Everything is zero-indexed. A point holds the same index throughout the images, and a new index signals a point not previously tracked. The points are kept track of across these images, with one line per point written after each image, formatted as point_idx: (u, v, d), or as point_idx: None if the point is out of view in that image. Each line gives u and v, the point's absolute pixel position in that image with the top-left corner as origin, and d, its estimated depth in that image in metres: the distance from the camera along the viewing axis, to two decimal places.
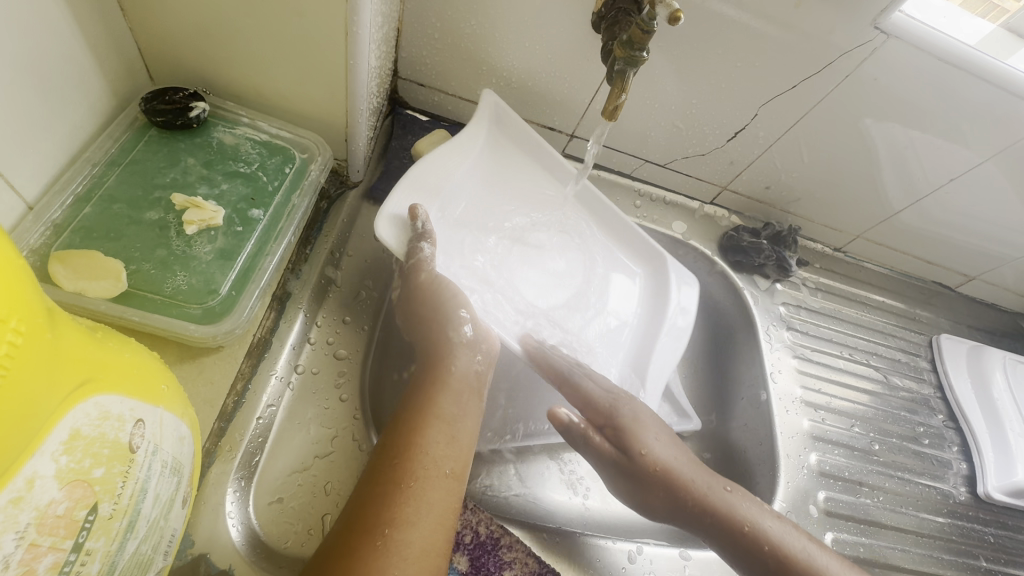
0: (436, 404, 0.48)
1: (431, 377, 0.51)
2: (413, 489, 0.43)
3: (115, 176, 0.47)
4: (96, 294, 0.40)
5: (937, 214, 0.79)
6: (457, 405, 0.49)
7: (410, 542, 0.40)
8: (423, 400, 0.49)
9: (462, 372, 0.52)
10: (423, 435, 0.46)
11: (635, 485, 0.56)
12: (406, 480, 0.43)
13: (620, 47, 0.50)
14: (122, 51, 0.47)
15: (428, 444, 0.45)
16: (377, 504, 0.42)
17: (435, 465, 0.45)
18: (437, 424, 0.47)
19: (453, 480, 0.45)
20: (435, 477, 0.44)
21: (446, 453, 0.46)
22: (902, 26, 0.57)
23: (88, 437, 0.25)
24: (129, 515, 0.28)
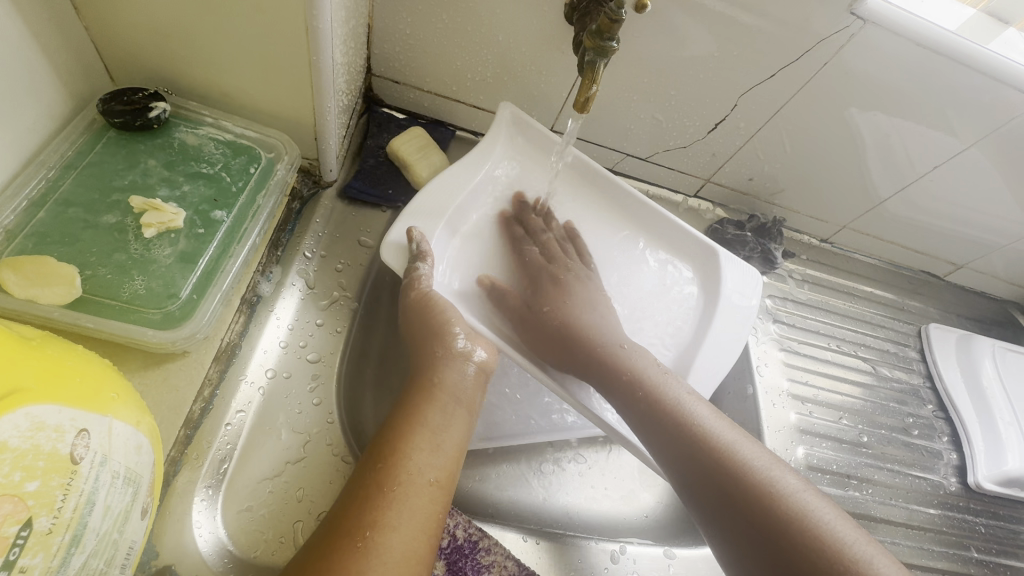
0: (423, 412, 0.48)
1: (422, 385, 0.50)
2: (396, 493, 0.42)
3: (72, 180, 0.46)
4: (49, 301, 0.39)
5: (923, 202, 0.78)
6: (445, 416, 0.48)
7: (390, 547, 0.39)
8: (409, 407, 0.48)
9: (449, 384, 0.51)
10: (408, 442, 0.45)
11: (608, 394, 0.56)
12: (388, 484, 0.42)
13: (590, 36, 0.49)
14: (78, 52, 0.46)
15: (413, 450, 0.44)
16: (357, 509, 0.40)
17: (418, 471, 0.43)
18: (423, 432, 0.46)
19: (436, 488, 0.44)
20: (418, 484, 0.43)
21: (430, 460, 0.45)
22: (878, 12, 0.56)
23: (17, 450, 0.24)
24: (73, 529, 0.27)
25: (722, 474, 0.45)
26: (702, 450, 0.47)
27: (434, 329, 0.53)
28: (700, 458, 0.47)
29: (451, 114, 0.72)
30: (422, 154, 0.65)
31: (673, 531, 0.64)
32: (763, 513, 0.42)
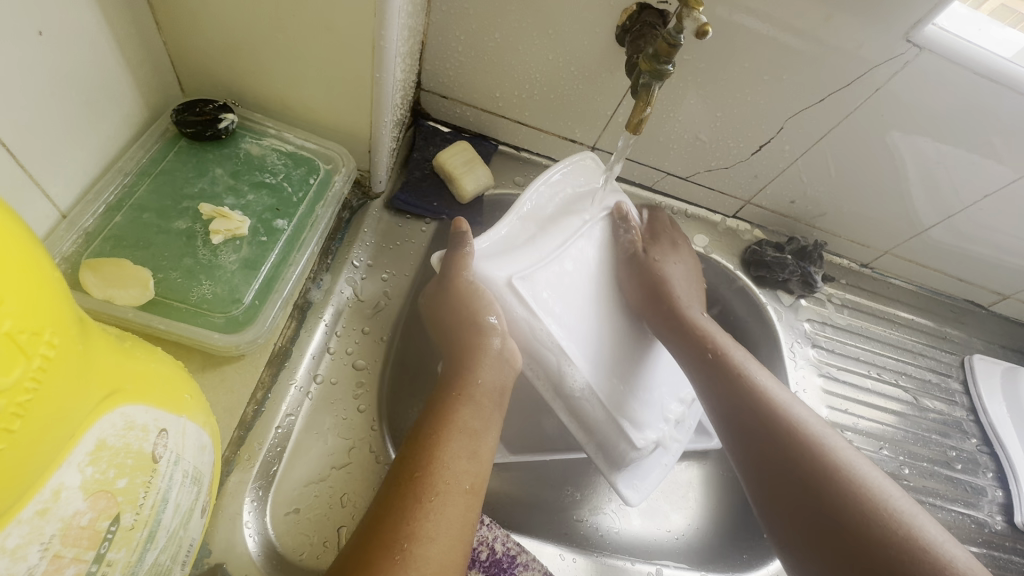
0: (457, 419, 0.48)
1: (443, 395, 0.50)
2: (433, 504, 0.42)
3: (146, 186, 0.48)
4: (124, 302, 0.41)
5: (970, 231, 0.76)
6: (478, 420, 0.49)
7: (427, 558, 0.39)
8: (441, 406, 0.49)
9: (486, 384, 0.51)
10: (444, 450, 0.45)
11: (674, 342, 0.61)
12: (425, 494, 0.42)
13: (647, 60, 0.50)
14: (156, 65, 0.48)
15: (450, 459, 0.45)
16: (396, 519, 0.40)
17: (455, 480, 0.44)
18: (460, 438, 0.47)
19: (471, 496, 0.45)
20: (455, 493, 0.44)
21: (468, 467, 0.46)
22: (935, 40, 0.55)
23: (114, 448, 0.25)
24: (150, 525, 0.28)
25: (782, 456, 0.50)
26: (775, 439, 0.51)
27: (467, 322, 0.54)
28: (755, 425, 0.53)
29: (495, 129, 0.73)
30: (468, 168, 0.67)
31: (707, 556, 0.63)
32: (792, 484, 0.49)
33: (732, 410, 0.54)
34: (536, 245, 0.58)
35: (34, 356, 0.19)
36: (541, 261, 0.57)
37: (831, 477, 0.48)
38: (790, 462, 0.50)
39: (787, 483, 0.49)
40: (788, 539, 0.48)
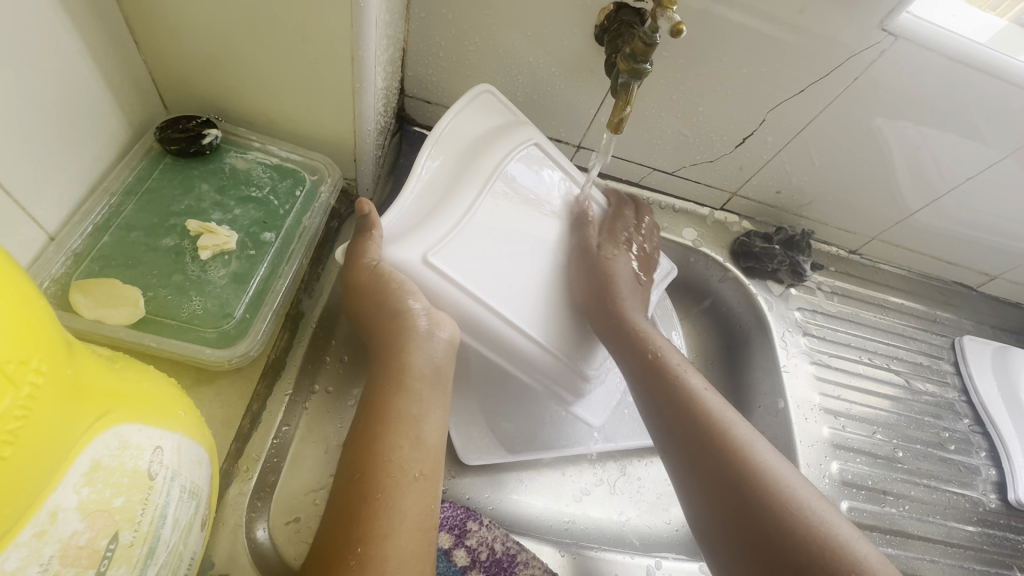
0: (393, 407, 0.44)
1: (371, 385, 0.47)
2: (381, 501, 0.40)
3: (133, 205, 0.48)
4: (116, 321, 0.42)
5: (955, 214, 0.77)
6: (417, 405, 0.45)
7: (386, 557, 0.38)
8: (376, 400, 0.45)
9: (420, 370, 0.46)
10: (384, 442, 0.43)
11: (619, 350, 0.56)
12: (371, 494, 0.40)
13: (624, 59, 0.50)
14: (138, 84, 0.49)
15: (391, 450, 0.42)
16: (346, 525, 0.39)
17: (402, 470, 0.42)
18: (399, 426, 0.44)
19: (424, 482, 0.42)
20: (403, 483, 0.41)
21: (416, 455, 0.43)
22: (910, 27, 0.56)
23: (108, 468, 0.25)
24: (150, 542, 0.29)
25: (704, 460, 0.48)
26: (700, 434, 0.49)
27: (391, 307, 0.48)
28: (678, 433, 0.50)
29: None
30: None
31: None
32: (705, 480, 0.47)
33: (662, 409, 0.52)
34: (449, 206, 0.50)
35: (23, 384, 0.20)
36: (457, 229, 0.49)
37: (761, 500, 0.44)
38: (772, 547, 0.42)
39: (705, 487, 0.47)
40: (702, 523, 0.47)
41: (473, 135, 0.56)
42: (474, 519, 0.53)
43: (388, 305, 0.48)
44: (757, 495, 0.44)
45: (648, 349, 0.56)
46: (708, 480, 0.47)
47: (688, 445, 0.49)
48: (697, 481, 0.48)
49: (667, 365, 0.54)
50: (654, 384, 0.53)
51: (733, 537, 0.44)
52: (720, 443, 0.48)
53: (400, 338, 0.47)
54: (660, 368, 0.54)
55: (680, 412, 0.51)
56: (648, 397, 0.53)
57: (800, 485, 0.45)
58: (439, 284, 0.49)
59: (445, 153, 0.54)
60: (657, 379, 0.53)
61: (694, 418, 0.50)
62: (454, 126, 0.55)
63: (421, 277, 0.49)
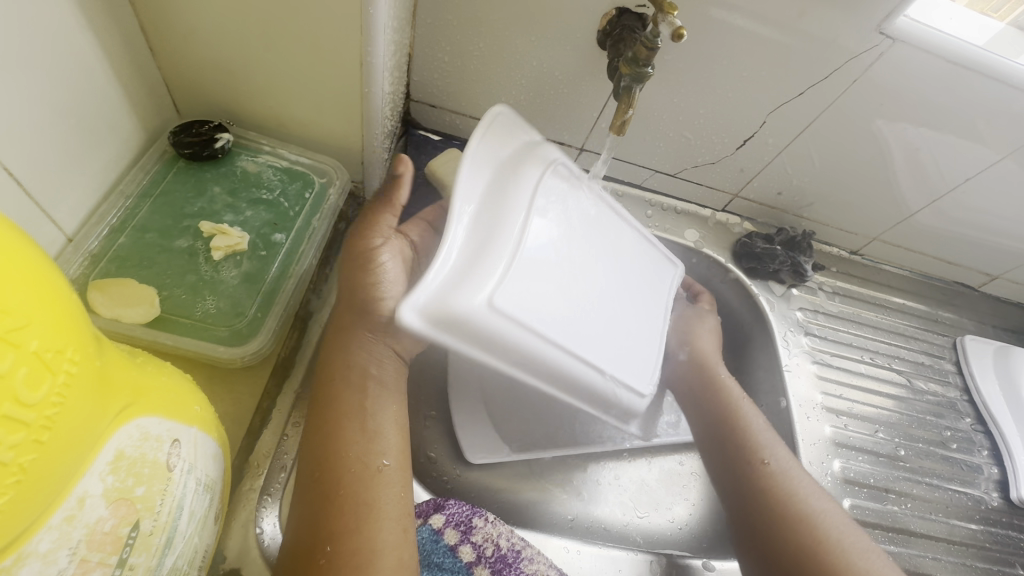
0: (342, 404, 0.45)
1: (321, 379, 0.47)
2: (344, 497, 0.42)
3: (148, 207, 0.49)
4: (132, 320, 0.43)
5: (956, 214, 0.78)
6: (370, 401, 0.46)
7: (356, 549, 0.40)
8: (326, 398, 0.46)
9: (369, 369, 0.47)
10: (339, 439, 0.44)
11: (695, 398, 0.61)
12: (333, 493, 0.42)
13: (626, 64, 0.51)
14: (152, 89, 0.50)
15: (348, 448, 0.44)
16: (314, 525, 0.41)
17: (362, 466, 0.43)
18: (352, 424, 0.45)
19: (388, 472, 0.44)
20: (363, 478, 0.43)
21: (378, 448, 0.45)
22: (908, 30, 0.57)
23: (131, 457, 0.26)
24: (168, 532, 0.30)
25: (758, 511, 0.52)
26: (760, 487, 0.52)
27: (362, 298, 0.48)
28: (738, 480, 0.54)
29: None
30: None
31: (709, 543, 0.65)
32: (757, 532, 0.51)
33: (726, 455, 0.56)
34: (499, 247, 0.42)
35: (60, 372, 0.21)
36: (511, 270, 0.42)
37: (811, 554, 0.48)
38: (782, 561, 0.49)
39: (755, 534, 0.51)
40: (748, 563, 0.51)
41: (499, 154, 0.47)
42: (480, 515, 0.54)
43: (357, 299, 0.48)
44: (777, 520, 0.50)
45: (722, 396, 0.59)
46: (760, 530, 0.51)
47: (727, 466, 0.55)
48: (748, 530, 0.52)
49: (733, 410, 0.58)
50: (719, 430, 0.57)
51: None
52: (780, 499, 0.51)
53: (352, 334, 0.48)
54: (728, 413, 0.58)
55: (742, 459, 0.55)
56: (697, 419, 0.60)
57: (825, 517, 0.50)
58: (504, 332, 0.41)
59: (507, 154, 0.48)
60: (722, 429, 0.57)
61: (745, 455, 0.55)
62: (483, 145, 0.46)
63: (484, 327, 0.40)
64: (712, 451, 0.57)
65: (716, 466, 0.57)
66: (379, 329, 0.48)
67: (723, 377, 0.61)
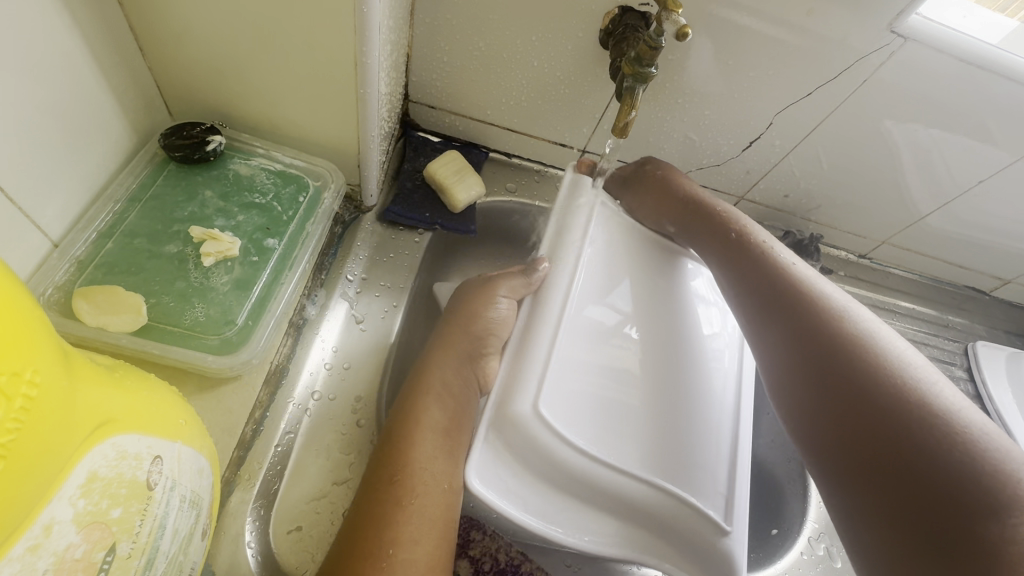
0: (425, 413, 0.46)
1: (412, 386, 0.49)
2: (412, 507, 0.42)
3: (137, 212, 0.48)
4: (118, 328, 0.42)
5: (968, 217, 0.76)
6: (447, 417, 0.47)
7: (415, 561, 0.40)
8: (410, 407, 0.47)
9: (455, 386, 0.49)
10: (417, 448, 0.44)
11: (715, 249, 0.57)
12: (403, 500, 0.42)
13: (629, 63, 0.50)
14: (142, 91, 0.49)
15: (423, 459, 0.44)
16: (377, 528, 0.41)
17: (433, 480, 0.43)
18: (429, 436, 0.45)
19: (450, 495, 0.44)
20: (432, 493, 0.43)
21: (446, 467, 0.45)
22: (920, 28, 0.55)
23: (106, 478, 0.25)
24: (148, 553, 0.28)
25: (809, 342, 0.47)
26: (806, 320, 0.48)
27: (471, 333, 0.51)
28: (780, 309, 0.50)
29: (485, 137, 0.73)
30: (459, 176, 0.66)
31: None
32: (811, 362, 0.46)
33: (763, 294, 0.51)
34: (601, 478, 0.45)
35: (16, 397, 0.19)
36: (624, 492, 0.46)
37: (868, 378, 0.43)
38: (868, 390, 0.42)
39: (807, 369, 0.46)
40: (794, 402, 0.46)
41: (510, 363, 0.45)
42: (478, 528, 0.53)
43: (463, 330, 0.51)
44: (846, 347, 0.45)
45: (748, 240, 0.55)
46: (813, 363, 0.46)
47: (774, 299, 0.50)
48: (803, 367, 0.46)
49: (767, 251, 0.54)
50: (752, 266, 0.53)
51: (833, 413, 0.43)
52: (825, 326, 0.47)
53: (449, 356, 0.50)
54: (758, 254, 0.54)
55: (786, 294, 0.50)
56: (734, 259, 0.55)
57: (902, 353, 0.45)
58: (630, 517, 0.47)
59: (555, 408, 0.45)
60: (750, 268, 0.53)
61: (781, 283, 0.51)
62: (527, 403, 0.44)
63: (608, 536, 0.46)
64: (745, 286, 0.53)
65: (748, 305, 0.52)
66: (468, 353, 0.50)
67: (743, 224, 0.57)
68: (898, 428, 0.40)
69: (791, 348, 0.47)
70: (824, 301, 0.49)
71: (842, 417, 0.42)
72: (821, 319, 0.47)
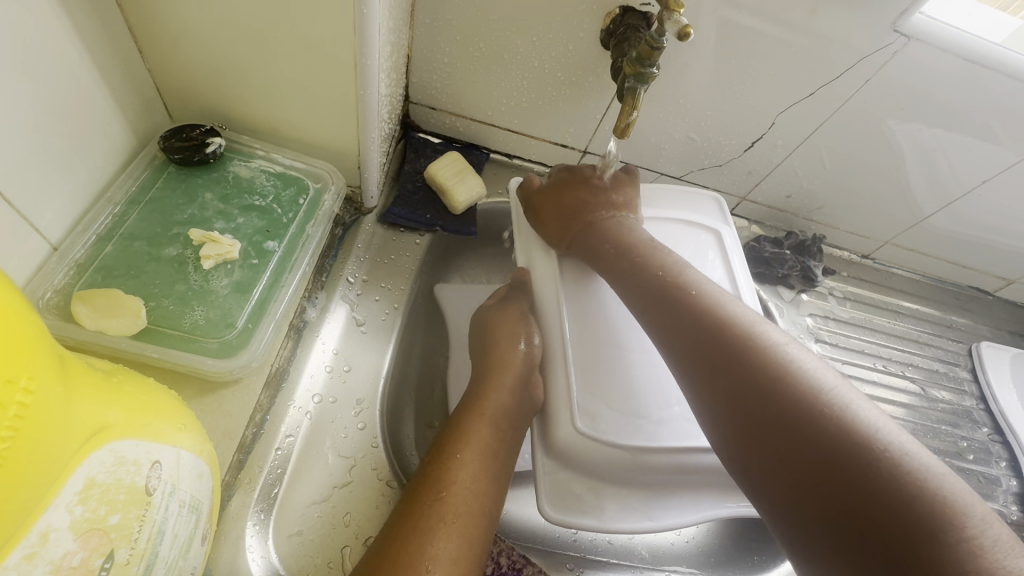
0: (476, 434, 0.49)
1: (466, 407, 0.52)
2: (451, 526, 0.43)
3: (137, 214, 0.48)
4: (117, 331, 0.41)
5: (972, 217, 0.75)
6: (495, 440, 0.50)
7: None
8: (462, 425, 0.50)
9: (505, 407, 0.51)
10: (462, 469, 0.47)
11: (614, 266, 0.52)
12: (445, 517, 0.44)
13: (630, 64, 0.49)
14: (142, 93, 0.49)
15: (466, 480, 0.46)
16: (411, 544, 0.42)
17: (474, 501, 0.46)
18: (475, 456, 0.48)
19: (483, 518, 0.45)
20: (469, 513, 0.45)
21: (487, 489, 0.47)
22: (923, 28, 0.55)
23: (104, 485, 0.25)
24: (146, 559, 0.28)
25: (725, 369, 0.41)
26: (717, 344, 0.42)
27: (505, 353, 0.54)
28: (689, 335, 0.44)
29: (486, 138, 0.73)
30: (460, 178, 0.66)
31: (718, 559, 0.63)
32: (734, 396, 0.40)
33: (672, 316, 0.46)
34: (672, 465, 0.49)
35: (10, 405, 0.19)
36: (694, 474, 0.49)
37: (791, 403, 0.37)
38: (797, 424, 0.37)
39: (731, 403, 0.40)
40: (730, 445, 0.40)
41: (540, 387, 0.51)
42: None
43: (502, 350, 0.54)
44: (764, 370, 0.40)
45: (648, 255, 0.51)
46: (735, 395, 0.40)
47: (681, 320, 0.45)
48: (726, 403, 0.40)
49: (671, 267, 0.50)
50: (654, 285, 0.48)
51: (768, 453, 0.37)
52: (738, 347, 0.42)
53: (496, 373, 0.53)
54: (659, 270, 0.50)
55: (690, 315, 0.45)
56: (635, 275, 0.50)
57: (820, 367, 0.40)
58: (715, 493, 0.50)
59: (616, 425, 0.49)
60: (650, 286, 0.49)
61: (684, 303, 0.46)
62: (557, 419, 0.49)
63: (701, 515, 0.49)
64: (651, 309, 0.48)
65: (657, 330, 0.46)
66: (525, 369, 0.52)
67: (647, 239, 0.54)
68: (846, 473, 0.34)
69: (708, 379, 0.42)
70: (733, 318, 0.44)
71: (781, 460, 0.36)
72: (735, 341, 0.42)
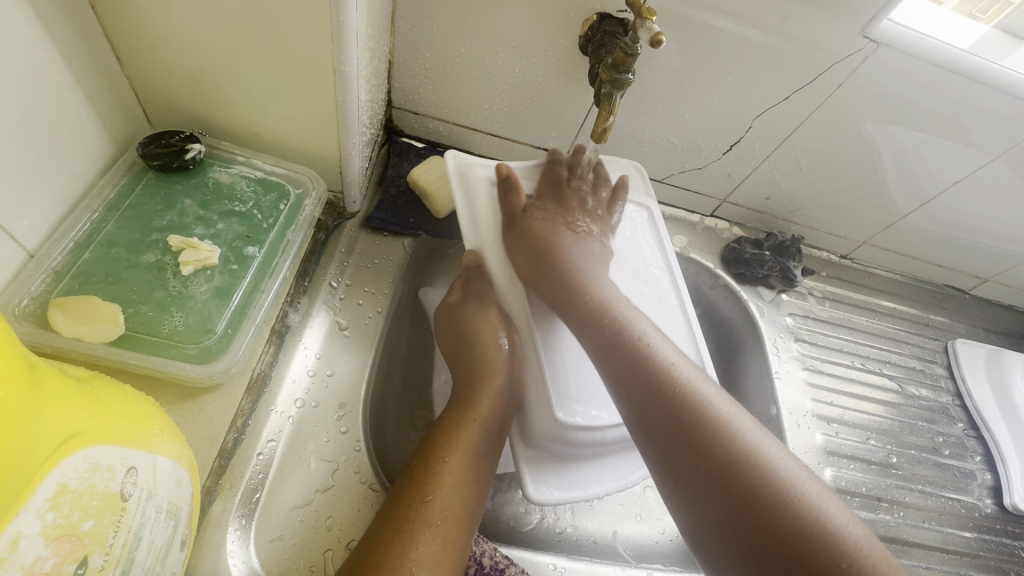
0: (464, 437, 0.50)
1: (452, 416, 0.52)
2: (438, 529, 0.44)
3: (115, 221, 0.48)
4: (94, 338, 0.41)
5: (945, 216, 0.77)
6: (483, 441, 0.50)
7: None
8: (448, 431, 0.50)
9: (490, 410, 0.52)
10: (447, 472, 0.47)
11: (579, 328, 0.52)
12: (431, 520, 0.44)
13: (606, 69, 0.50)
14: (120, 100, 0.49)
15: (452, 483, 0.47)
16: (398, 548, 0.42)
17: (459, 505, 0.46)
18: (461, 461, 0.48)
19: (467, 521, 0.46)
20: (456, 517, 0.45)
21: (471, 493, 0.47)
22: (891, 34, 0.57)
23: (76, 491, 0.25)
24: (123, 566, 0.28)
25: (700, 460, 0.42)
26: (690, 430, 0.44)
27: (476, 349, 0.55)
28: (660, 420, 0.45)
29: (468, 142, 0.74)
30: (443, 181, 0.66)
31: None
32: (706, 488, 0.42)
33: (643, 397, 0.46)
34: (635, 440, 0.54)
35: None
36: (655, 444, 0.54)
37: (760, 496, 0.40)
38: (732, 494, 0.41)
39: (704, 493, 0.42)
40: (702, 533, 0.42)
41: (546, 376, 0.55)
42: None
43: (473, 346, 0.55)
44: (733, 463, 0.41)
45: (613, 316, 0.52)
46: (708, 487, 0.42)
47: (655, 400, 0.46)
48: (700, 495, 0.42)
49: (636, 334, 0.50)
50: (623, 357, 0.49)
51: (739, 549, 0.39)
52: (709, 437, 0.43)
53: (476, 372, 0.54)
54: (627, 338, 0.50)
55: (661, 397, 0.46)
56: (604, 341, 0.50)
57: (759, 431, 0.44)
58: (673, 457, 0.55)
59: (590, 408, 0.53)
60: (616, 356, 0.49)
61: (654, 381, 0.47)
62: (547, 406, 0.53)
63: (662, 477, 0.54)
64: (621, 384, 0.48)
65: (628, 407, 0.47)
66: (505, 361, 0.54)
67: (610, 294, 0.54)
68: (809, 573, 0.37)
69: (683, 469, 0.43)
70: (704, 404, 0.45)
71: (750, 553, 0.39)
72: (704, 428, 0.43)
